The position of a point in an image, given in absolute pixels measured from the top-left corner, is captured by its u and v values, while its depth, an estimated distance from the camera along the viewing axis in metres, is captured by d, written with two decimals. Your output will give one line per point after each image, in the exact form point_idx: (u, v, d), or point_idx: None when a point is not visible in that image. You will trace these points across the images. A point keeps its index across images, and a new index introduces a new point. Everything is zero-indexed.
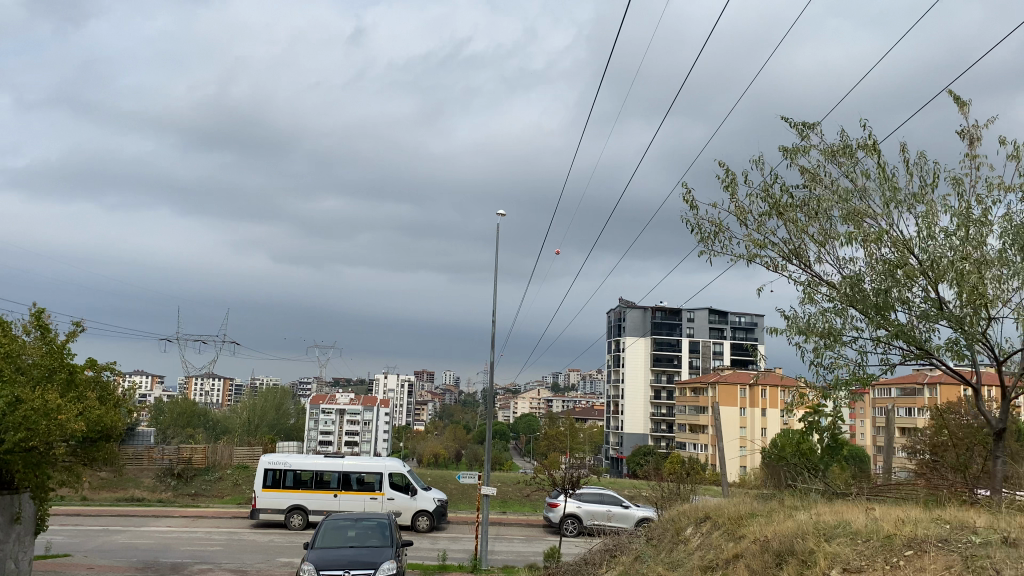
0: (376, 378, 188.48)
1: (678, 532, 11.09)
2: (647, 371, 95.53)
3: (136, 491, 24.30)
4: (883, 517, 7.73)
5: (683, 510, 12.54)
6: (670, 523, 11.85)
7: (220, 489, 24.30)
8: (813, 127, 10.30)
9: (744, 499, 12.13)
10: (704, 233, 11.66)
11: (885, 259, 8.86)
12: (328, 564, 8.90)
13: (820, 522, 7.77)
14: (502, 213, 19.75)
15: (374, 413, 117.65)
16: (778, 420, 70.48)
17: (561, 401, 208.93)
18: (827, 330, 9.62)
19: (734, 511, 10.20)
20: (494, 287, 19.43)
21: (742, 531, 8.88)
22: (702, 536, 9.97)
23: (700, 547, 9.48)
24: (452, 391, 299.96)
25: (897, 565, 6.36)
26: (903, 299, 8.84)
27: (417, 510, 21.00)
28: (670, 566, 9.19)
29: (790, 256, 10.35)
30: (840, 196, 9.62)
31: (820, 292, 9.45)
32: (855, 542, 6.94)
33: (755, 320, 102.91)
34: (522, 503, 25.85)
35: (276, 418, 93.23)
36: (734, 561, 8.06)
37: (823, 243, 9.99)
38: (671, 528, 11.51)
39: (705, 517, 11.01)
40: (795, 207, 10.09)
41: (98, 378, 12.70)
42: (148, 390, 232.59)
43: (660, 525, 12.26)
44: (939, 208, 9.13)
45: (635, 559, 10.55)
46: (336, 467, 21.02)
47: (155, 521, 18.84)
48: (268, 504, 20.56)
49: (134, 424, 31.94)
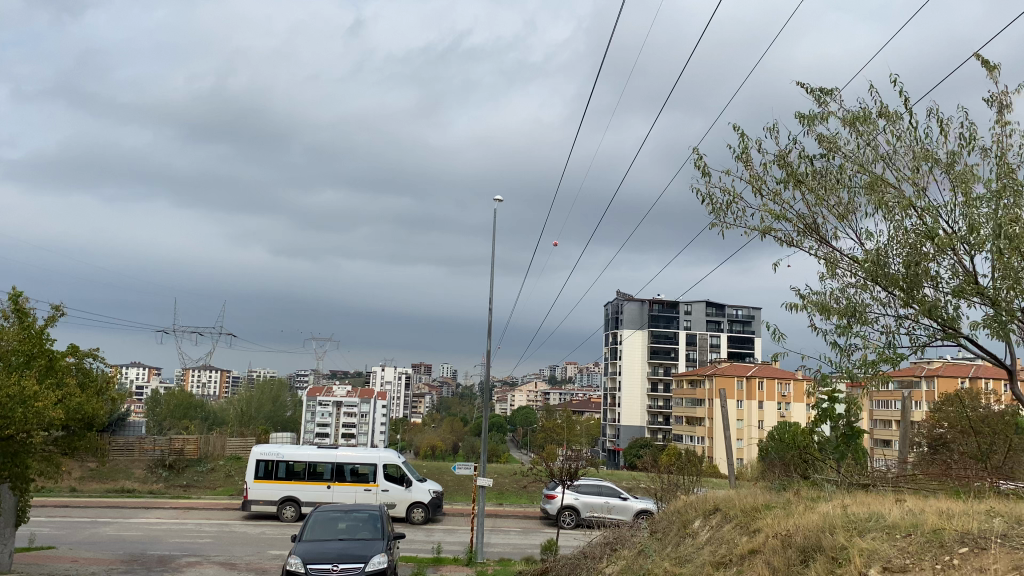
0: (373, 370, 188.34)
1: (685, 525, 10.75)
2: (644, 364, 95.29)
3: (127, 482, 23.93)
4: (925, 511, 7.33)
5: (688, 502, 12.19)
6: (676, 515, 11.50)
7: (212, 481, 23.93)
8: (831, 93, 9.74)
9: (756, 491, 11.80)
10: (715, 205, 11.10)
11: (915, 232, 8.35)
12: (316, 558, 8.53)
13: (850, 516, 7.37)
14: (499, 199, 19.40)
15: (371, 405, 117.50)
16: (775, 412, 70.28)
17: (558, 394, 209.02)
18: (850, 308, 9.11)
19: (746, 503, 9.85)
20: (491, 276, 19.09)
21: (759, 524, 8.49)
22: (712, 529, 9.61)
23: (711, 541, 9.13)
24: (449, 383, 300.09)
25: (949, 563, 5.88)
26: (933, 273, 8.34)
27: (412, 501, 20.66)
28: (678, 561, 8.83)
29: (809, 229, 9.80)
30: (862, 165, 9.08)
31: (843, 268, 8.94)
32: (894, 539, 6.53)
33: (753, 312, 102.74)
34: (519, 495, 25.55)
35: (272, 410, 92.78)
36: (751, 557, 7.69)
37: (844, 216, 9.43)
38: (677, 521, 11.16)
39: (714, 509, 10.67)
40: (814, 176, 9.53)
41: (78, 365, 12.44)
42: (145, 381, 232.26)
43: (664, 518, 11.91)
44: (971, 177, 8.65)
45: (638, 553, 10.18)
46: (330, 458, 20.70)
47: (145, 512, 18.49)
48: (260, 495, 20.18)
49: (124, 415, 31.52)
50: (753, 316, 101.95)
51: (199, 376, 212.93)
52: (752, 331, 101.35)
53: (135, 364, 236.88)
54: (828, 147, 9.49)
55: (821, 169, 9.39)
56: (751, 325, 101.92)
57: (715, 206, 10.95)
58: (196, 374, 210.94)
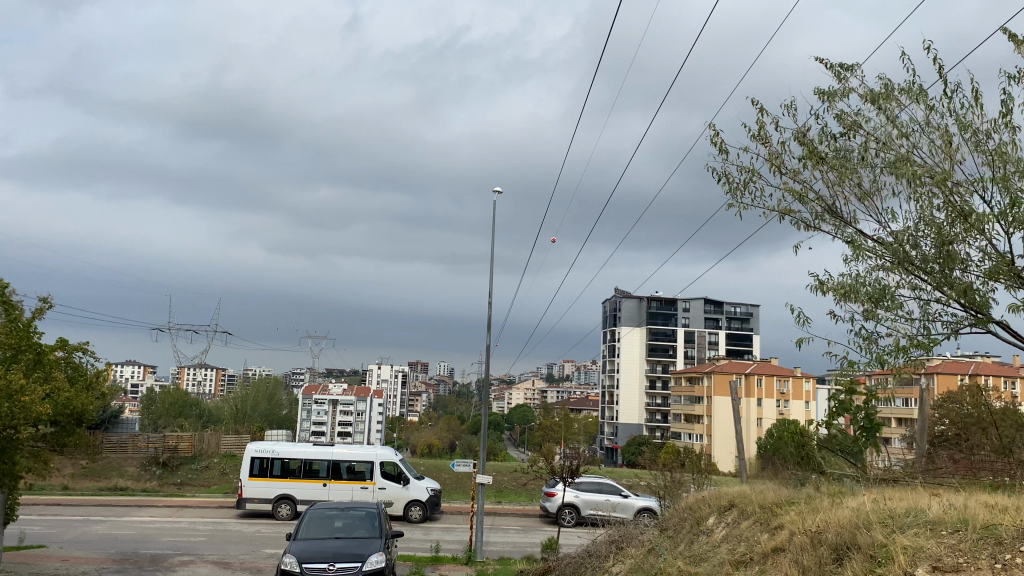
0: (370, 369, 188.11)
1: (699, 522, 10.54)
2: (642, 361, 95.15)
3: (120, 480, 23.66)
4: (964, 505, 7.12)
5: (698, 499, 11.97)
6: (688, 512, 11.28)
7: (206, 478, 23.68)
8: (852, 69, 9.46)
9: (769, 487, 11.62)
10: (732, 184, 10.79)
11: (946, 210, 8.09)
12: (312, 556, 8.30)
13: (886, 511, 7.14)
14: (496, 191, 19.17)
15: (368, 404, 117.23)
16: (773, 410, 70.15)
17: (555, 393, 208.98)
18: (875, 291, 8.83)
19: (763, 500, 9.64)
20: (489, 270, 18.87)
21: (783, 521, 8.25)
22: (729, 526, 9.40)
23: (730, 538, 8.91)
24: (446, 382, 300.31)
25: (1005, 562, 5.62)
26: (964, 255, 8.08)
27: (410, 499, 20.42)
28: (692, 559, 8.60)
29: (830, 209, 9.51)
30: (887, 143, 8.80)
31: (870, 249, 8.66)
32: (939, 535, 6.30)
33: (751, 310, 102.58)
34: (518, 493, 25.32)
35: (268, 409, 92.45)
36: (774, 555, 7.48)
37: (869, 195, 9.15)
38: (690, 518, 10.94)
39: (730, 505, 10.45)
40: (835, 155, 9.25)
41: (68, 360, 12.22)
42: (140, 380, 231.83)
43: (673, 516, 11.72)
44: (1001, 154, 8.39)
45: (649, 551, 9.97)
46: (326, 455, 20.45)
47: (138, 510, 18.23)
48: (255, 493, 19.95)
49: (118, 412, 31.27)
50: (750, 314, 101.89)
51: (195, 375, 212.56)
52: (750, 328, 101.29)
53: (130, 362, 236.23)
54: (849, 126, 9.21)
55: (842, 148, 9.11)
56: (748, 323, 101.86)
57: (731, 186, 10.66)
58: (192, 372, 210.56)
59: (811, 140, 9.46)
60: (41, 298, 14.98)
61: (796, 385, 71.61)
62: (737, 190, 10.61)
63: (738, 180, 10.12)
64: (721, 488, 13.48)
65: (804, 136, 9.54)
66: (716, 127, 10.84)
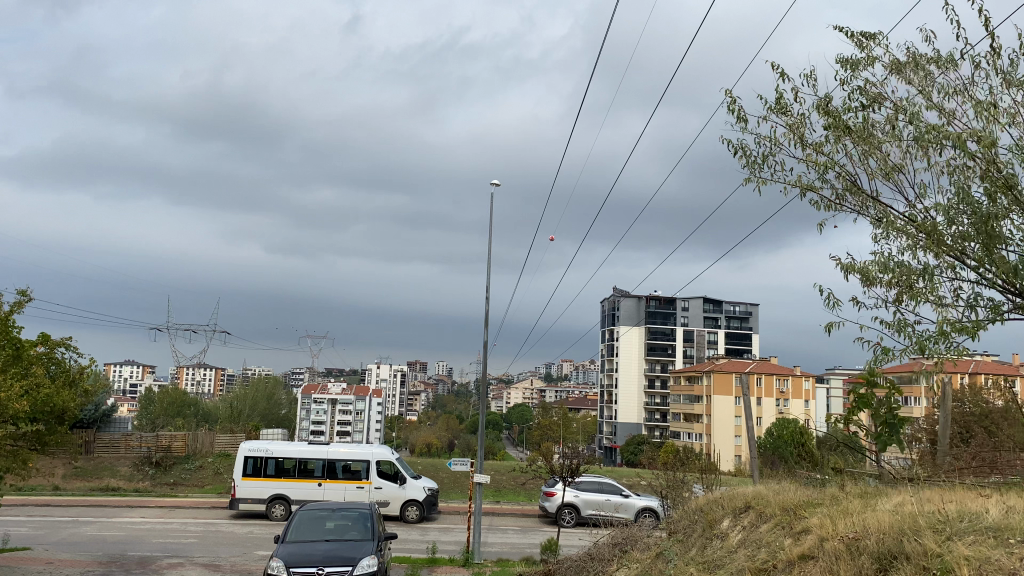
0: (369, 369, 187.85)
1: (713, 525, 10.17)
2: (641, 360, 94.85)
3: (112, 480, 23.29)
4: (1023, 509, 6.74)
5: (708, 501, 11.62)
6: (699, 514, 10.91)
7: (200, 478, 23.32)
8: (876, 36, 9.06)
9: (786, 487, 11.31)
10: (750, 160, 10.36)
11: (985, 185, 7.65)
12: (300, 561, 7.92)
13: (932, 516, 6.77)
14: (495, 185, 18.80)
15: (366, 404, 116.86)
16: (773, 409, 69.84)
17: (553, 392, 208.71)
18: (908, 272, 8.38)
19: (783, 502, 9.31)
20: (488, 266, 18.57)
21: (810, 525, 7.88)
22: (745, 532, 9.05)
23: (750, 542, 8.53)
24: (445, 382, 299.95)
25: None
26: (1007, 231, 7.63)
27: (406, 499, 20.06)
28: (707, 566, 8.26)
29: (856, 184, 9.09)
30: (916, 113, 8.40)
31: (902, 228, 8.22)
32: (1003, 545, 5.91)
33: (750, 308, 102.20)
34: (517, 492, 24.92)
35: (266, 408, 92.04)
36: (802, 562, 7.12)
37: (895, 169, 8.74)
38: (702, 520, 10.56)
39: (745, 508, 10.11)
40: (860, 126, 8.84)
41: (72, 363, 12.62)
42: (139, 379, 231.34)
43: (682, 518, 11.34)
44: None
45: (657, 556, 9.59)
46: (321, 454, 20.07)
47: (129, 511, 17.86)
48: (248, 493, 19.57)
49: (111, 411, 30.89)
50: (750, 312, 101.59)
51: (193, 374, 212.31)
52: (749, 327, 101.03)
53: (128, 362, 235.29)
54: (876, 96, 8.81)
55: (869, 118, 8.68)
56: (748, 322, 101.54)
57: (748, 161, 10.22)
58: (191, 372, 210.32)
59: (833, 111, 9.04)
60: (17, 291, 15.46)
61: (796, 383, 71.43)
62: (756, 163, 10.17)
63: (758, 154, 9.69)
64: (731, 489, 13.15)
65: (827, 107, 9.14)
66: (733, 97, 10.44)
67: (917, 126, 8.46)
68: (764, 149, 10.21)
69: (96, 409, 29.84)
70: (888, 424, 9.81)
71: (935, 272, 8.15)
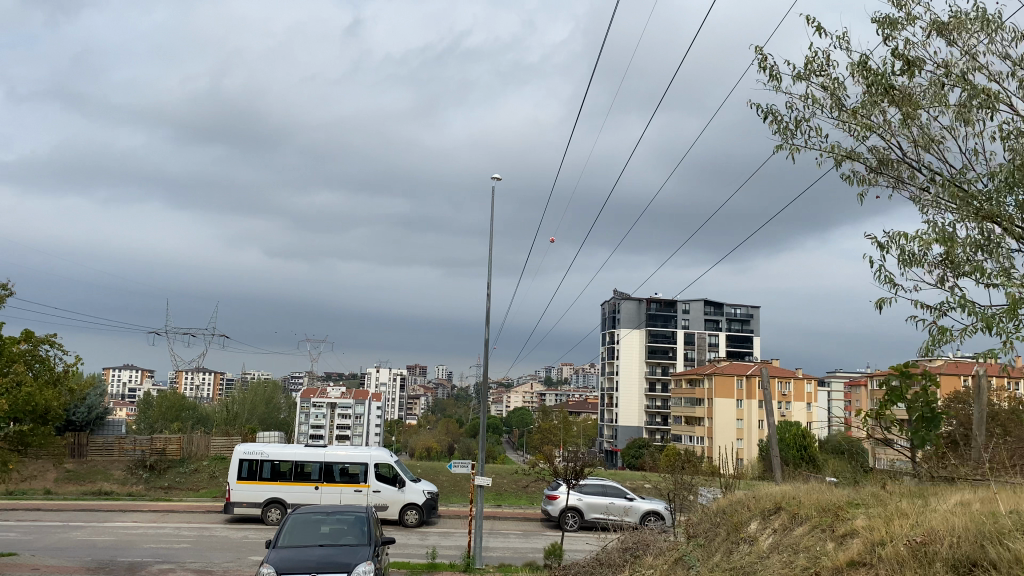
0: (369, 372, 187.32)
1: (738, 527, 9.87)
2: (642, 363, 94.49)
3: (105, 484, 22.87)
4: None
5: (728, 505, 11.28)
6: (721, 517, 10.56)
7: (195, 482, 22.89)
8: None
9: (814, 489, 11.06)
10: (780, 127, 10.07)
11: None
12: (291, 567, 7.52)
13: (999, 517, 6.43)
14: (496, 180, 18.49)
15: (366, 407, 116.23)
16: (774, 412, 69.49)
17: (553, 396, 208.24)
18: (959, 244, 8.09)
19: (819, 507, 8.97)
20: (488, 263, 18.25)
21: (856, 526, 7.63)
22: (777, 534, 8.78)
23: (788, 542, 8.26)
24: (445, 385, 299.63)
25: None
26: None
27: (405, 503, 19.67)
28: (739, 571, 7.89)
29: (897, 152, 8.82)
30: (963, 75, 8.16)
31: (953, 195, 7.94)
32: None
33: (751, 311, 101.69)
34: (518, 496, 24.49)
35: (265, 413, 91.49)
36: (854, 568, 6.75)
37: (937, 135, 8.49)
38: (726, 524, 10.20)
39: (775, 512, 9.77)
40: (902, 92, 8.60)
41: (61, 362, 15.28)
42: (138, 383, 230.74)
43: (701, 522, 10.95)
44: None
45: (678, 561, 9.21)
46: (317, 457, 19.68)
47: (121, 515, 17.45)
48: (243, 497, 19.15)
49: (104, 412, 30.45)
50: (751, 315, 101.07)
51: (192, 378, 211.95)
52: (750, 330, 100.56)
53: (127, 366, 234.55)
54: (917, 58, 8.58)
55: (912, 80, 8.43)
56: (749, 324, 101.05)
57: (781, 127, 9.92)
58: (190, 375, 210.10)
59: (873, 73, 8.76)
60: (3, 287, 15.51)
61: (798, 386, 71.10)
62: (789, 130, 9.87)
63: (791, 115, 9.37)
64: (749, 492, 12.83)
65: (866, 69, 8.88)
66: (764, 62, 10.18)
67: (963, 88, 8.21)
68: (795, 115, 9.93)
69: (88, 412, 29.45)
70: (924, 417, 9.97)
71: (990, 246, 7.84)
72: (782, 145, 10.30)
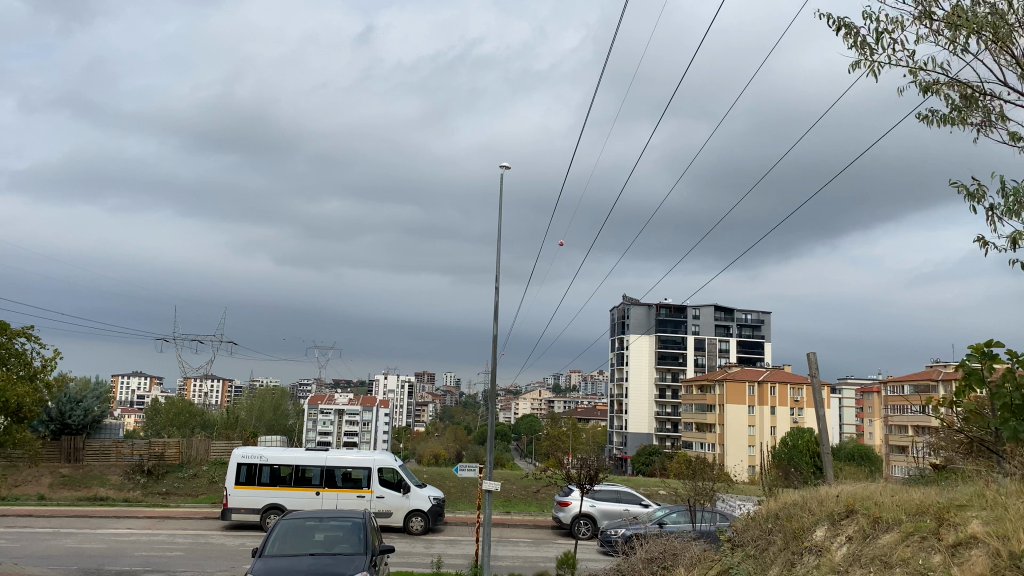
0: (376, 378, 186.68)
1: (804, 535, 9.10)
2: (651, 369, 93.75)
3: (101, 489, 22.27)
4: None
5: (783, 508, 10.65)
6: (779, 522, 9.90)
7: (194, 488, 22.24)
8: None
9: (886, 488, 10.32)
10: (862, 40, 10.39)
11: None
12: None
13: None
14: (505, 167, 17.95)
15: (374, 413, 115.68)
16: (787, 419, 68.64)
17: (562, 402, 206.90)
18: None
19: (910, 511, 8.20)
20: (496, 258, 17.79)
21: (974, 533, 6.91)
22: (863, 543, 8.06)
23: (885, 552, 7.52)
24: (453, 392, 298.79)
25: None
26: None
27: (410, 509, 18.98)
28: None
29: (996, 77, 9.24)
30: None
31: None
32: None
33: (763, 316, 100.52)
34: (528, 502, 23.72)
35: (273, 419, 91.11)
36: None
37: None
38: (787, 527, 9.51)
39: (850, 513, 9.05)
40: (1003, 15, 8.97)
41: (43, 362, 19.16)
42: (147, 390, 230.93)
43: (749, 529, 10.32)
44: None
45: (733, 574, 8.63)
46: (319, 461, 18.99)
47: (114, 522, 16.80)
48: (242, 503, 18.49)
49: (102, 416, 29.91)
50: (762, 320, 100.03)
51: (201, 385, 212.00)
52: (761, 335, 99.53)
53: (136, 373, 234.27)
54: None
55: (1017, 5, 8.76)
56: (760, 330, 100.04)
57: (864, 42, 10.28)
58: (198, 382, 210.23)
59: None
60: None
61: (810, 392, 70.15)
62: (873, 45, 10.26)
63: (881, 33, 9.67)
64: (805, 492, 12.21)
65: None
66: None
67: None
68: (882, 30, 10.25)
69: (85, 416, 28.89)
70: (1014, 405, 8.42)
71: None
72: (860, 61, 10.74)
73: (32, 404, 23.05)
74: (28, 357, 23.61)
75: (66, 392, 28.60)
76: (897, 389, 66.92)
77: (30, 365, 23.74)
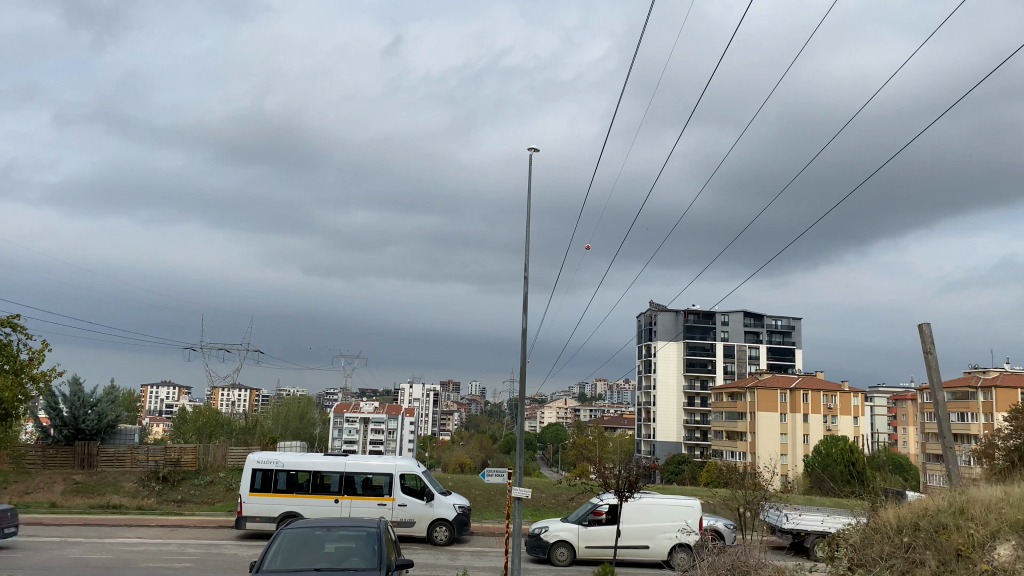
0: (401, 387, 186.14)
1: (975, 554, 8.78)
2: (679, 376, 92.27)
3: (115, 497, 21.61)
4: None
5: (932, 513, 10.30)
6: (939, 530, 9.56)
7: (210, 495, 21.50)
8: None
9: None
10: None
11: None
12: None
13: None
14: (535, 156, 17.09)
15: (399, 422, 114.96)
16: (820, 426, 67.19)
17: (588, 411, 205.54)
18: None
19: None
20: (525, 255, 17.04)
21: None
22: None
23: None
24: (478, 401, 298.18)
25: None
26: None
27: (434, 518, 18.07)
28: None
29: None
30: None
31: None
32: None
33: (794, 322, 98.51)
34: (558, 512, 22.67)
35: (299, 427, 90.76)
36: None
37: None
38: (949, 542, 9.13)
39: None
40: None
41: (32, 354, 18.54)
42: (175, 399, 232.47)
43: (893, 537, 10.00)
44: None
45: None
46: (338, 467, 18.19)
47: (124, 531, 16.03)
48: (257, 510, 17.69)
49: (116, 421, 29.33)
50: (792, 327, 98.04)
51: (229, 395, 213.32)
52: (792, 342, 97.51)
53: (165, 382, 235.72)
54: None
55: None
56: (791, 336, 98.00)
57: None
58: (226, 391, 211.58)
59: None
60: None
61: (845, 399, 68.51)
62: None
63: None
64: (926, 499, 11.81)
65: None
66: None
67: None
68: None
69: (99, 421, 28.27)
70: None
71: None
72: None
73: (15, 397, 22.39)
74: (13, 351, 23.01)
75: (78, 396, 28.05)
76: (933, 396, 65.13)
77: (15, 359, 23.13)
